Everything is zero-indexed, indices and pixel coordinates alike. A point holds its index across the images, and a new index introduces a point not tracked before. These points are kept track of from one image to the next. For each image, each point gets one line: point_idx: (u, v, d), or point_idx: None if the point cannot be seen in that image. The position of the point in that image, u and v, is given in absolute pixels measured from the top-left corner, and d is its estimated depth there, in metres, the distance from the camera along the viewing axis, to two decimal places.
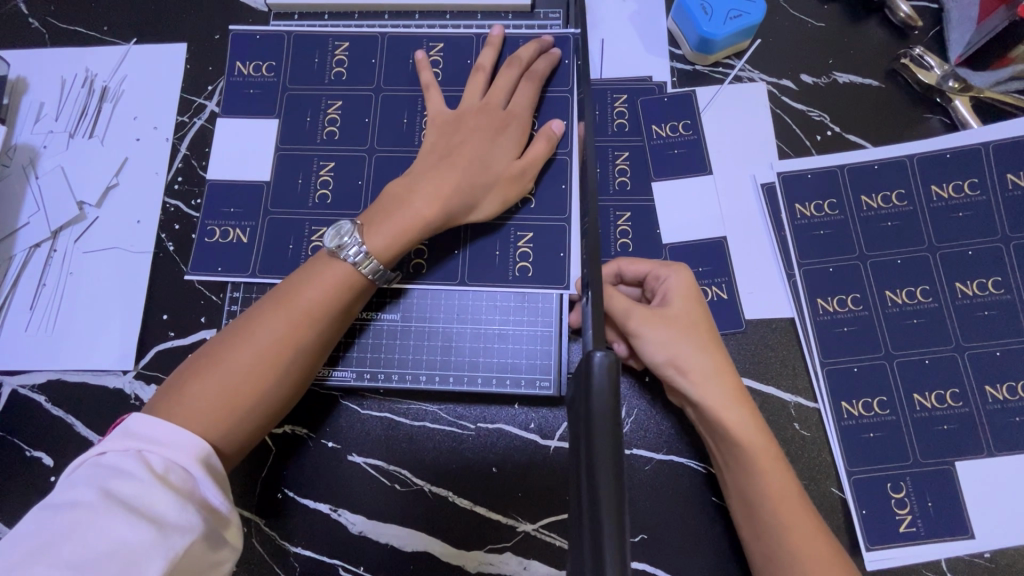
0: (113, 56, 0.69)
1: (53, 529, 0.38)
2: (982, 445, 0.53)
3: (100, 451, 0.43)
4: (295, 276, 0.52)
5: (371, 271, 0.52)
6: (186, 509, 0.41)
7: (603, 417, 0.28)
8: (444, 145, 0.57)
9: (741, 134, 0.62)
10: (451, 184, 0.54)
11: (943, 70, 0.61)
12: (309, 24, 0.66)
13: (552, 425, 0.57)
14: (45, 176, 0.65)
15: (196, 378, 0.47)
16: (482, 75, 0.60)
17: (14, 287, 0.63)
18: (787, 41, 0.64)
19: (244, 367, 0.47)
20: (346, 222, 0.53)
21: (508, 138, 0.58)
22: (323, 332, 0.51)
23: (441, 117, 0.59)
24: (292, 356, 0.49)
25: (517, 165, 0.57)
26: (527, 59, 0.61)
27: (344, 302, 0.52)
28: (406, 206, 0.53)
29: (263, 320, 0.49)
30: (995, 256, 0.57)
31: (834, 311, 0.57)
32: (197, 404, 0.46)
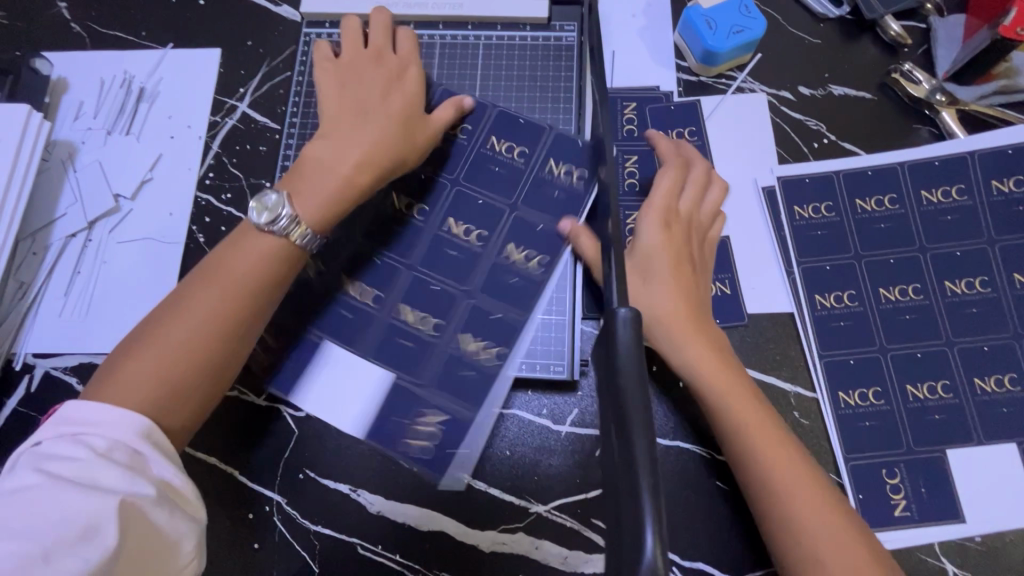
0: (151, 59, 0.73)
1: (14, 506, 0.41)
2: (971, 434, 0.56)
3: (37, 440, 0.46)
4: (217, 252, 0.54)
5: (298, 235, 0.54)
6: (132, 480, 0.43)
7: (629, 357, 0.34)
8: (415, 142, 0.59)
9: (743, 140, 0.66)
10: (364, 154, 0.58)
11: (931, 83, 0.65)
12: (339, 33, 0.71)
13: (563, 410, 0.60)
14: (82, 170, 0.69)
15: (131, 358, 0.49)
16: (466, 84, 0.63)
17: (50, 274, 0.66)
18: (785, 56, 0.69)
19: (173, 343, 0.49)
20: (270, 194, 0.55)
21: (414, 115, 0.61)
22: (250, 302, 0.52)
23: (413, 112, 0.61)
24: (218, 326, 0.51)
25: (427, 142, 0.61)
26: (487, 52, 0.65)
27: (265, 271, 0.53)
28: (373, 194, 0.56)
29: (191, 294, 0.51)
30: (982, 257, 0.60)
31: (831, 307, 0.60)
32: (137, 379, 0.48)
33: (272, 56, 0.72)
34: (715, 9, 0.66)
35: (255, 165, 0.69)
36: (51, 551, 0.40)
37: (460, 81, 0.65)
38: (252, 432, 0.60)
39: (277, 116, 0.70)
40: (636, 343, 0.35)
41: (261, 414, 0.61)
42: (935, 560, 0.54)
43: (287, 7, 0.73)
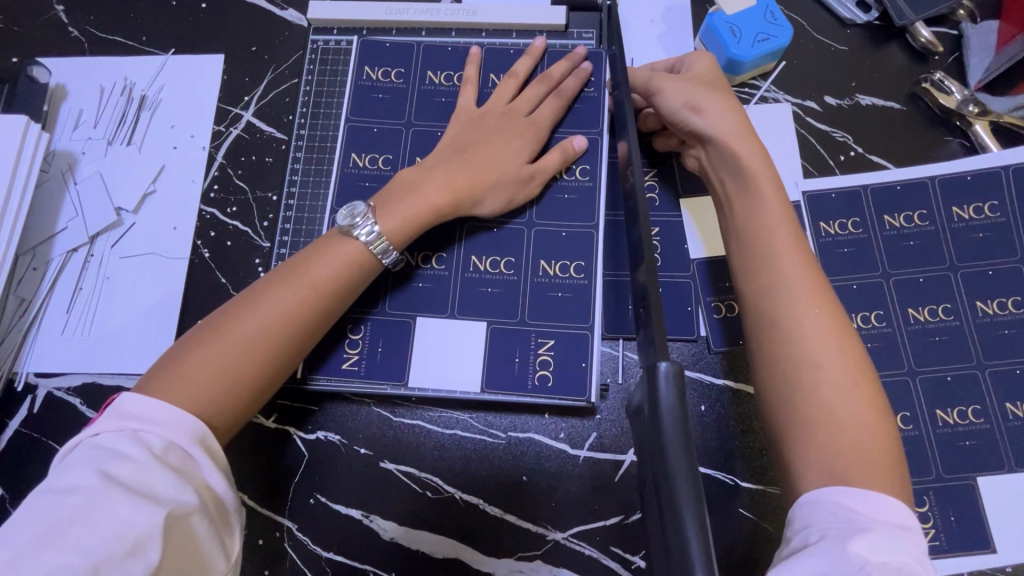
0: (152, 66, 0.70)
1: (59, 512, 0.40)
2: (1003, 461, 0.55)
3: (96, 432, 0.44)
4: (300, 254, 0.54)
5: (381, 251, 0.54)
6: (184, 490, 0.43)
7: (671, 414, 0.31)
8: (462, 140, 0.59)
9: (767, 152, 0.64)
10: (462, 176, 0.57)
11: (963, 94, 0.63)
12: (347, 40, 0.68)
13: (581, 435, 0.58)
14: (83, 182, 0.67)
15: (199, 350, 0.48)
16: (513, 83, 0.62)
17: (52, 289, 0.64)
18: (811, 64, 0.66)
19: (243, 340, 0.48)
20: (358, 203, 0.56)
21: (524, 142, 0.60)
22: (320, 310, 0.52)
23: (466, 115, 0.61)
24: (288, 330, 0.50)
25: (526, 169, 0.59)
26: (560, 76, 0.63)
27: (342, 280, 0.53)
28: (419, 192, 0.56)
29: (270, 293, 0.51)
30: (1015, 277, 0.58)
31: (858, 328, 0.58)
32: (201, 373, 0.47)
33: (278, 63, 0.70)
34: (739, 15, 0.63)
35: (261, 177, 0.66)
36: (100, 567, 0.38)
37: (560, 117, 0.62)
38: (262, 454, 0.59)
39: (284, 126, 0.68)
40: (678, 396, 0.32)
41: (271, 437, 0.59)
42: None
43: (293, 12, 0.71)
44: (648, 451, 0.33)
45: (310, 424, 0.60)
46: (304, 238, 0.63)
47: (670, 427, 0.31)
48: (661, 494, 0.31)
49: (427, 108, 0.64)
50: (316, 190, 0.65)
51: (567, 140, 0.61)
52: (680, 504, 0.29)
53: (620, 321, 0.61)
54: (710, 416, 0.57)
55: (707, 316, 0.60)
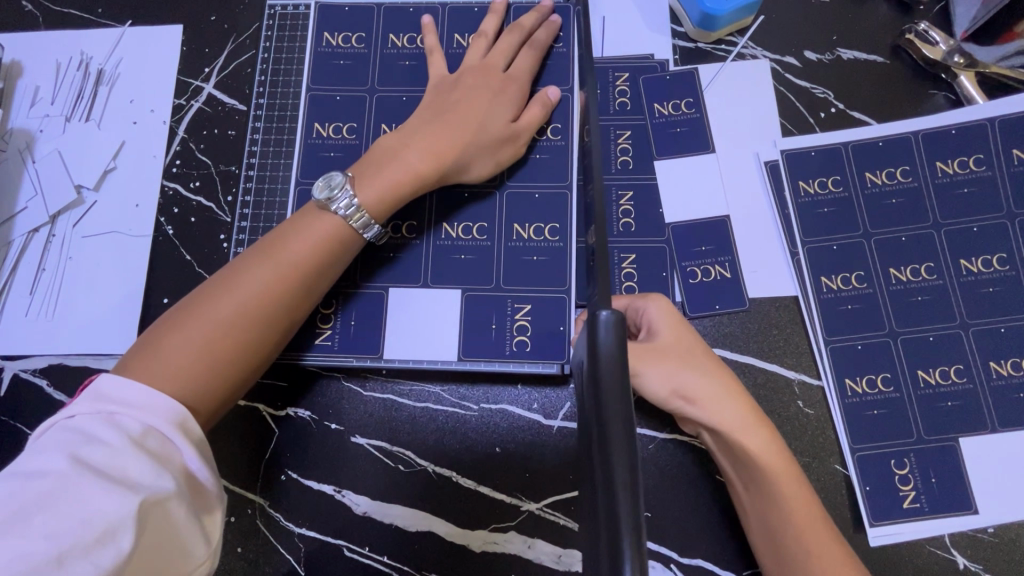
0: (109, 38, 0.68)
1: (24, 496, 0.38)
2: (986, 421, 0.53)
3: (70, 414, 0.43)
4: (275, 232, 0.52)
5: (356, 220, 0.53)
6: (160, 476, 0.41)
7: (608, 357, 0.33)
8: (439, 104, 0.57)
9: (744, 111, 0.61)
10: (446, 139, 0.55)
11: (949, 44, 0.60)
12: (307, 4, 0.66)
13: (555, 404, 0.57)
14: (42, 160, 0.65)
15: (175, 332, 0.47)
16: (483, 40, 0.60)
17: (14, 271, 0.63)
18: (789, 17, 0.63)
19: (221, 320, 0.48)
20: (335, 173, 0.53)
21: (505, 98, 0.58)
22: (300, 288, 0.51)
23: (438, 77, 0.59)
24: (265, 309, 0.49)
25: (511, 127, 0.57)
26: (530, 27, 0.61)
27: (319, 257, 0.51)
28: (398, 161, 0.54)
29: (246, 272, 0.50)
30: (1000, 233, 0.56)
31: (838, 289, 0.57)
32: (177, 356, 0.46)
33: (238, 32, 0.67)
34: None
35: (223, 150, 0.64)
36: (65, 553, 0.37)
37: (537, 70, 0.60)
38: (231, 432, 0.58)
39: (244, 97, 0.65)
40: (618, 347, 0.33)
41: (240, 414, 0.58)
42: (945, 552, 0.52)
43: None
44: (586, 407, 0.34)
45: (280, 401, 0.58)
46: (266, 211, 0.62)
47: (608, 378, 0.32)
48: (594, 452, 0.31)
49: (392, 74, 0.62)
50: (280, 163, 0.63)
51: (546, 95, 0.59)
52: (614, 459, 0.29)
53: None
54: None
55: (683, 281, 0.58)
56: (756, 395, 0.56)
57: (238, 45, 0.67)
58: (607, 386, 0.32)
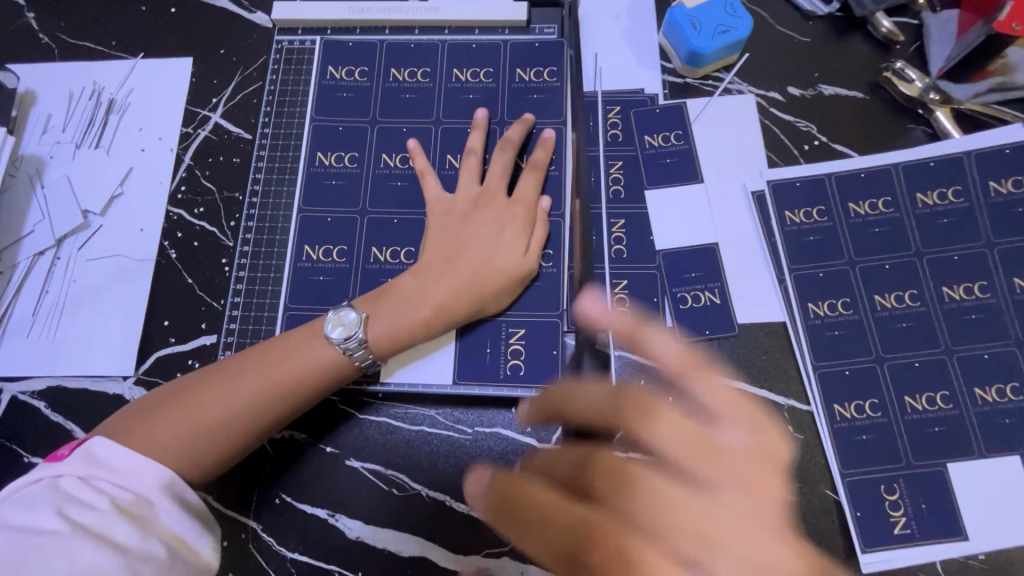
0: (121, 70, 0.71)
1: (22, 551, 0.42)
2: (973, 447, 0.54)
3: (60, 474, 0.47)
4: (280, 340, 0.56)
5: (360, 359, 0.55)
6: (146, 535, 0.46)
7: None
8: (442, 244, 0.59)
9: (731, 144, 0.64)
10: (457, 293, 0.57)
11: (924, 82, 0.63)
12: (312, 39, 0.68)
13: (548, 428, 0.58)
14: (51, 185, 0.67)
15: (168, 415, 0.51)
16: (473, 160, 0.62)
17: (17, 293, 0.64)
18: (773, 55, 0.66)
19: (210, 418, 0.51)
20: (347, 310, 0.56)
21: (514, 233, 0.59)
22: (292, 402, 0.54)
23: (439, 209, 0.61)
24: (252, 419, 0.52)
25: (525, 260, 0.58)
26: (517, 142, 0.63)
27: (315, 381, 0.54)
28: (409, 308, 0.56)
29: (245, 377, 0.53)
30: (980, 262, 0.58)
31: (824, 315, 0.58)
32: (161, 439, 0.50)
33: (246, 64, 0.70)
34: (699, 8, 0.63)
35: (227, 178, 0.66)
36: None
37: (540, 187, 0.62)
38: None
39: (250, 126, 0.68)
40: None
41: None
42: None
43: (259, 13, 0.71)
44: None
45: None
46: (268, 237, 0.63)
47: None
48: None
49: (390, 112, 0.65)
50: (283, 189, 0.64)
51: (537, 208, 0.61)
52: None
53: None
54: None
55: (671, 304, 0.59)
56: None
57: (245, 77, 0.69)
58: None
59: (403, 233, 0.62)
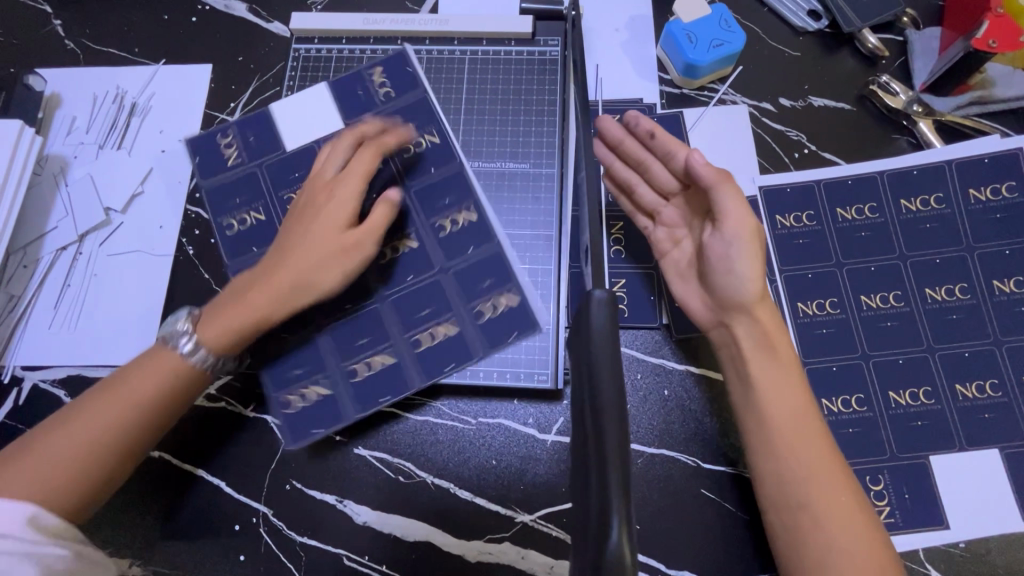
0: (143, 75, 0.74)
1: None
2: (954, 440, 0.57)
3: None
4: (129, 364, 0.54)
5: (201, 360, 0.54)
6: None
7: (601, 331, 0.34)
8: (305, 213, 0.57)
9: (724, 152, 0.67)
10: (280, 292, 0.54)
11: (908, 95, 0.67)
12: (327, 48, 0.72)
13: (549, 420, 0.60)
14: (74, 184, 0.70)
15: (21, 454, 0.49)
16: (347, 149, 0.60)
17: (40, 286, 0.67)
18: (765, 69, 0.70)
19: (46, 454, 0.49)
20: (255, 271, 0.56)
21: (389, 188, 0.59)
22: (130, 416, 0.51)
23: (319, 182, 0.59)
24: (109, 438, 0.50)
25: (389, 205, 0.57)
26: (391, 143, 0.61)
27: (163, 393, 0.52)
28: (242, 300, 0.54)
29: (85, 404, 0.51)
30: (961, 265, 0.61)
31: (813, 314, 0.61)
32: (15, 478, 0.48)
33: (262, 71, 0.73)
34: (695, 23, 0.67)
35: None
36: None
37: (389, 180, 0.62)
38: (240, 442, 0.61)
39: None
40: (608, 323, 0.34)
41: (248, 425, 0.61)
42: (920, 566, 0.54)
43: (277, 24, 0.75)
44: (580, 376, 0.35)
45: None
46: None
47: (599, 350, 0.33)
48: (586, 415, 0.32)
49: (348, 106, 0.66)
50: None
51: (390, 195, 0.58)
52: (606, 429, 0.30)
53: None
54: (672, 401, 0.60)
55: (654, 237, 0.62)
56: None
57: (262, 83, 0.73)
58: (599, 357, 0.33)
59: None
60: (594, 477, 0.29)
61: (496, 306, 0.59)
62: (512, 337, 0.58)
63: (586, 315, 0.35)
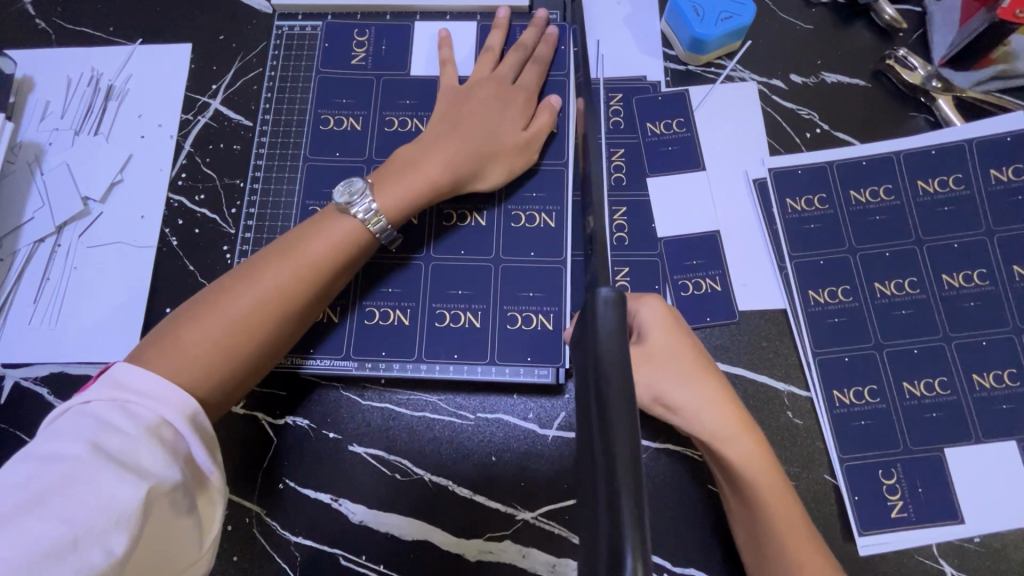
0: (119, 56, 0.70)
1: (44, 481, 0.39)
2: (970, 431, 0.55)
3: (87, 399, 0.43)
4: (298, 229, 0.54)
5: (377, 226, 0.54)
6: (169, 465, 0.42)
7: (609, 331, 0.35)
8: (453, 115, 0.59)
9: (732, 132, 0.64)
10: (455, 154, 0.57)
11: (926, 70, 0.63)
12: (312, 25, 0.68)
13: (550, 414, 0.58)
14: (50, 172, 0.66)
15: (197, 322, 0.48)
16: (490, 56, 0.63)
17: (18, 281, 0.64)
18: (774, 43, 0.66)
19: (236, 315, 0.49)
20: (357, 180, 0.56)
21: (515, 110, 0.60)
22: (312, 287, 0.52)
23: (451, 91, 0.62)
24: (277, 307, 0.50)
25: (524, 136, 0.59)
26: (532, 42, 0.64)
27: (330, 272, 0.53)
28: (414, 171, 0.56)
29: (267, 268, 0.51)
30: (979, 249, 0.58)
31: (824, 302, 0.59)
32: (194, 347, 0.47)
33: (245, 51, 0.69)
34: None
35: (227, 164, 0.66)
36: (80, 538, 0.37)
37: (542, 84, 0.63)
38: (231, 441, 0.58)
39: (251, 114, 0.68)
40: (616, 322, 0.36)
41: (238, 422, 0.59)
42: (934, 562, 0.53)
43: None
44: (582, 382, 0.35)
45: (278, 409, 0.59)
46: (270, 223, 0.63)
47: (609, 353, 0.33)
48: (591, 429, 0.31)
49: (416, 49, 0.66)
50: (282, 175, 0.64)
51: (547, 102, 0.62)
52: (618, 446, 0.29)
53: None
54: None
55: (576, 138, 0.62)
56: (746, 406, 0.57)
57: (244, 63, 0.69)
58: (608, 361, 0.33)
59: None
60: (601, 507, 0.27)
61: (529, 322, 0.59)
62: (525, 360, 0.58)
63: (592, 315, 0.36)
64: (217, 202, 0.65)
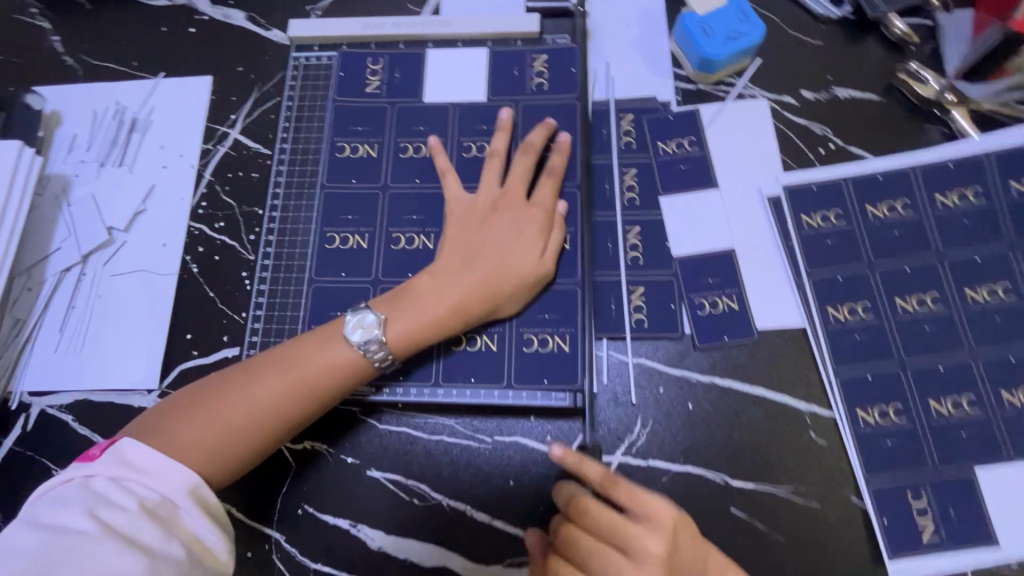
0: (142, 90, 0.72)
1: (52, 550, 0.41)
2: (1001, 451, 0.53)
3: (91, 474, 0.46)
4: (304, 341, 0.54)
5: (379, 360, 0.54)
6: (172, 541, 0.44)
7: None
8: (463, 248, 0.58)
9: (744, 149, 0.64)
10: (471, 293, 0.55)
11: (940, 83, 0.63)
12: (328, 55, 0.70)
13: (567, 436, 0.57)
14: (76, 203, 0.68)
15: (191, 421, 0.50)
16: (497, 161, 0.62)
17: (45, 309, 0.66)
18: (785, 60, 0.66)
19: (229, 422, 0.50)
20: (366, 311, 0.55)
21: (530, 233, 0.58)
22: (306, 407, 0.52)
23: (459, 209, 0.60)
24: (270, 423, 0.51)
25: (540, 263, 0.57)
26: (539, 144, 0.62)
27: (332, 386, 0.53)
28: (424, 306, 0.55)
29: (266, 380, 0.52)
30: (1003, 262, 0.57)
31: (844, 319, 0.58)
32: (185, 445, 0.49)
33: (263, 81, 0.71)
34: (710, 15, 0.64)
35: (246, 192, 0.68)
36: None
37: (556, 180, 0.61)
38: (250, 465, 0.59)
39: (268, 142, 0.69)
40: None
41: None
42: None
43: (275, 31, 0.73)
44: None
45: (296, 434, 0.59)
46: (287, 250, 0.64)
47: None
48: None
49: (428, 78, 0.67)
50: (297, 204, 0.65)
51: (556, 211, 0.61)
52: None
53: (606, 319, 0.60)
54: (698, 414, 0.57)
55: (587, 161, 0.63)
56: (767, 427, 0.56)
57: (262, 94, 0.71)
58: None
59: (425, 224, 0.63)
60: None
61: (545, 344, 0.58)
62: (543, 382, 0.58)
63: None
64: (235, 229, 0.66)
